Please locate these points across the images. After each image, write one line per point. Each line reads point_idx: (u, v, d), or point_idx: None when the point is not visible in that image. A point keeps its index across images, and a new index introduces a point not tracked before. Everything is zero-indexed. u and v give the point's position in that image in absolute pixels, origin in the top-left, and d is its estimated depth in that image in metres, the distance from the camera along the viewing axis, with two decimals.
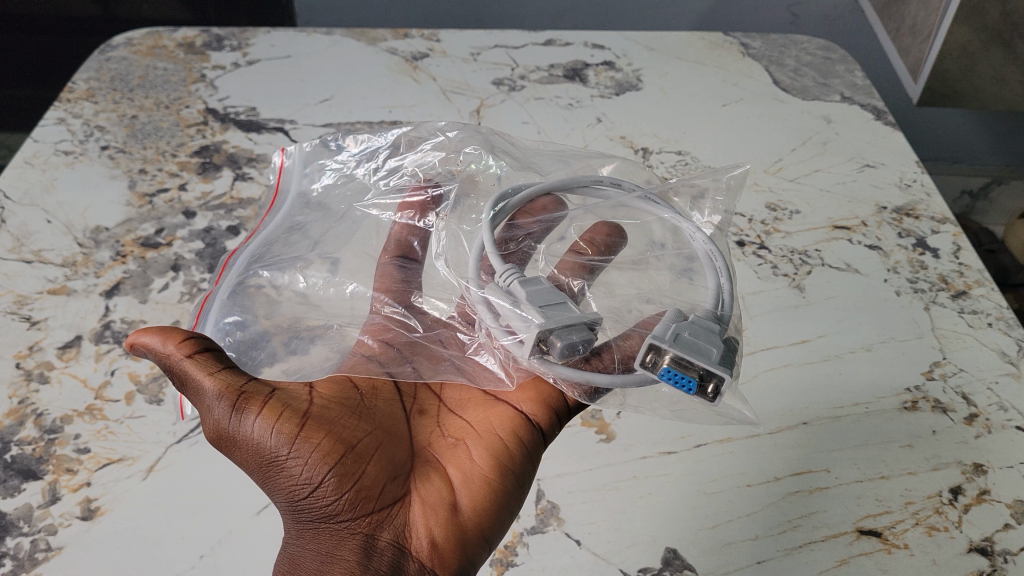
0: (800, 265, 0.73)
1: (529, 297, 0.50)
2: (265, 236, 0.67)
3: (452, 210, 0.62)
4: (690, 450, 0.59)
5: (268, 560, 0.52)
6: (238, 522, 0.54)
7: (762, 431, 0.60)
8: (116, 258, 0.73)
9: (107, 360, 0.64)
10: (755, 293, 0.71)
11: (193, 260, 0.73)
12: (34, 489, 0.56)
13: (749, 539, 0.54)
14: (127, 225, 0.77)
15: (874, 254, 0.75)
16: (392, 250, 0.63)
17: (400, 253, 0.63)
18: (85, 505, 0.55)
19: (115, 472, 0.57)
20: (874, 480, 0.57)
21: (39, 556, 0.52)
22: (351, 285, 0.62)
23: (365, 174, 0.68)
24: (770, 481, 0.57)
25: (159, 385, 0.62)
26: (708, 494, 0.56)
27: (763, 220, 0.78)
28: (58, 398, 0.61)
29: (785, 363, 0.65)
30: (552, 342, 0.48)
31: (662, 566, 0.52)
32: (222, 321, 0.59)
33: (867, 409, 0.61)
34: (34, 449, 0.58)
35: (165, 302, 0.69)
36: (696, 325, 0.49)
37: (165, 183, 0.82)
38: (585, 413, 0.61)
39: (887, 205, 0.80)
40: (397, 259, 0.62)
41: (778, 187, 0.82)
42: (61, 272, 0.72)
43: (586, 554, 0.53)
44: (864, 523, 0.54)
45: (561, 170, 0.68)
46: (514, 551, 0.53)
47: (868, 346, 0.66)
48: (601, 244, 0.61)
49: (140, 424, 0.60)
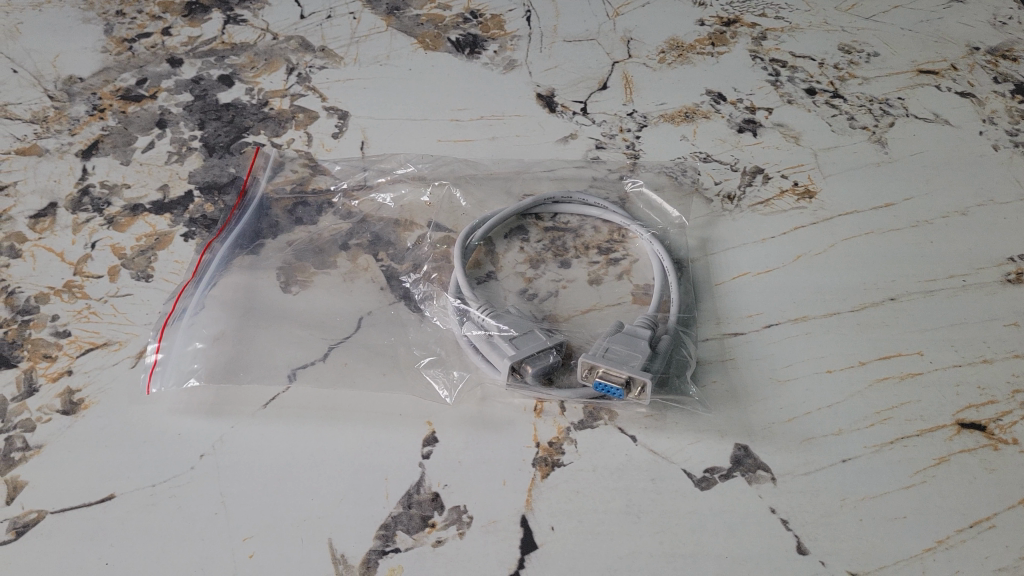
0: (880, 116, 0.64)
1: (496, 348, 0.48)
2: (236, 234, 0.56)
3: (473, 230, 0.55)
4: (758, 331, 0.50)
5: (275, 462, 0.44)
6: (242, 417, 0.46)
7: (842, 309, 0.52)
8: (92, 113, 0.64)
9: (87, 231, 0.56)
10: (829, 148, 0.62)
11: (182, 114, 0.64)
12: (9, 378, 0.48)
13: (831, 434, 0.45)
14: (104, 75, 0.67)
15: (966, 102, 0.65)
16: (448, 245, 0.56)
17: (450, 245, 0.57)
18: (66, 398, 0.47)
19: (99, 359, 0.49)
20: (974, 365, 0.49)
21: (15, 455, 0.45)
22: (375, 231, 0.57)
23: (411, 176, 0.61)
24: (853, 367, 0.49)
25: (147, 260, 0.54)
26: (782, 382, 0.48)
27: (837, 65, 0.68)
28: (32, 273, 0.53)
29: (868, 231, 0.56)
30: (527, 367, 0.47)
31: (731, 467, 0.44)
32: (192, 345, 0.49)
33: (964, 282, 0.53)
34: (6, 332, 0.50)
35: (151, 163, 0.61)
36: (607, 374, 0.45)
37: (147, 26, 0.72)
38: (637, 290, 0.53)
39: (980, 45, 0.70)
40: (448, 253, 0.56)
41: (852, 26, 0.72)
42: (31, 129, 0.63)
43: (643, 453, 0.45)
44: (964, 416, 0.46)
45: (596, 166, 0.61)
46: (560, 450, 0.45)
47: (962, 210, 0.57)
48: (609, 261, 0.55)
49: (127, 303, 0.52)
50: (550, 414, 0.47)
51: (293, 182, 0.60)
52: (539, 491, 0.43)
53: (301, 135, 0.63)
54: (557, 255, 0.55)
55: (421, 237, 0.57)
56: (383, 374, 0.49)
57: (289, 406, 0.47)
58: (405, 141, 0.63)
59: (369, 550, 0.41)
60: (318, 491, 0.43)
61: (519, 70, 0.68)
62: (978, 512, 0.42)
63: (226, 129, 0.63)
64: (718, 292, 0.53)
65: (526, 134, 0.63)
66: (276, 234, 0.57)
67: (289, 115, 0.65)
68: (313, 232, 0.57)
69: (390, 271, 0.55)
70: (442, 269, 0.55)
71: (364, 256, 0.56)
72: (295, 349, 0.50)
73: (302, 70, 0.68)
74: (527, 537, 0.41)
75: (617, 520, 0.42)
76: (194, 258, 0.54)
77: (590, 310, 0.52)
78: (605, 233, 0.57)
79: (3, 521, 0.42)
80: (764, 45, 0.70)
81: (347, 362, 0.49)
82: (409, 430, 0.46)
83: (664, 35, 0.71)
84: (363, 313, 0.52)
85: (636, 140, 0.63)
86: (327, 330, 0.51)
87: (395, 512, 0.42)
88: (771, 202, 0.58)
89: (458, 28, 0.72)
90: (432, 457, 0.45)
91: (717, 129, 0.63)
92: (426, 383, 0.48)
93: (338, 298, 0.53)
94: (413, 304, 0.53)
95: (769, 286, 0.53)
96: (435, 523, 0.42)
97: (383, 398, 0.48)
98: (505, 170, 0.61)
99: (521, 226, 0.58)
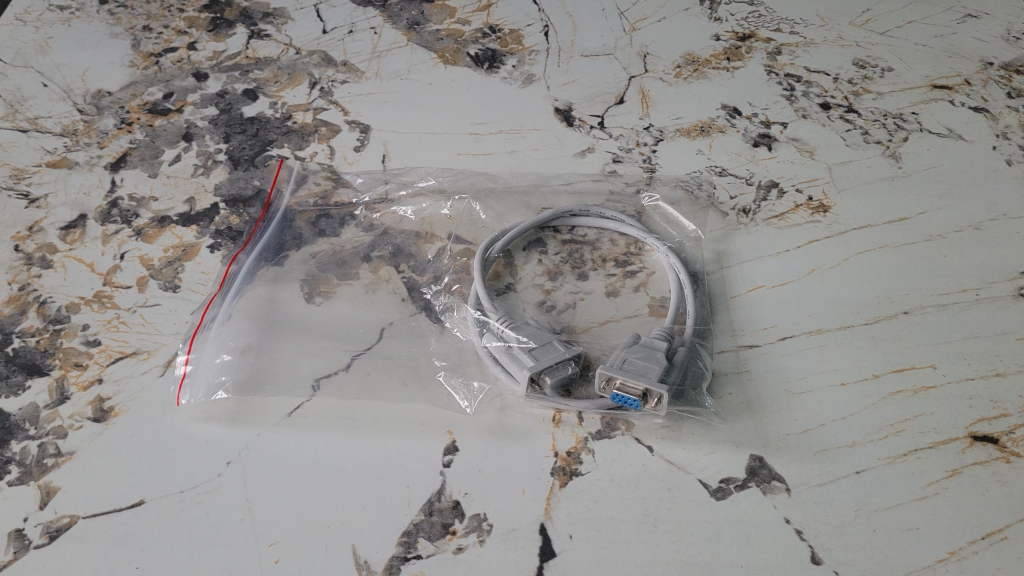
0: (894, 130, 0.65)
1: (516, 359, 0.49)
2: (261, 246, 0.58)
3: (492, 242, 0.57)
4: (773, 344, 0.51)
5: (300, 471, 0.45)
6: (267, 425, 0.48)
7: (856, 322, 0.52)
8: (120, 127, 0.66)
9: (116, 243, 0.57)
10: (844, 163, 0.63)
11: (207, 128, 0.66)
12: (41, 386, 0.49)
13: (845, 446, 0.46)
14: (132, 89, 0.69)
15: (979, 117, 0.66)
16: (468, 257, 0.58)
17: (469, 257, 0.58)
18: (97, 405, 0.49)
19: (129, 367, 0.50)
20: (986, 378, 0.49)
21: (48, 462, 0.46)
22: (396, 243, 0.58)
23: (431, 189, 0.62)
24: (867, 380, 0.49)
25: (174, 270, 0.56)
26: (797, 393, 0.49)
27: (851, 80, 0.69)
28: (63, 284, 0.55)
29: (882, 245, 0.57)
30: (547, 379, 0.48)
31: (747, 477, 0.45)
32: (220, 357, 0.51)
33: (977, 296, 0.54)
34: (39, 341, 0.52)
35: (178, 176, 0.62)
36: (624, 387, 0.46)
37: (173, 41, 0.73)
38: (654, 303, 0.54)
39: (993, 61, 0.71)
40: (468, 265, 0.57)
41: (867, 41, 0.73)
42: (61, 142, 0.65)
43: (660, 463, 0.46)
44: (977, 428, 0.47)
45: (613, 180, 0.62)
46: (577, 460, 0.46)
47: (976, 225, 0.58)
48: (626, 273, 0.56)
49: (155, 313, 0.53)
50: (568, 425, 0.48)
51: (317, 195, 0.62)
52: (558, 499, 0.44)
53: (323, 148, 0.64)
54: (575, 267, 0.56)
55: (441, 250, 0.58)
56: (405, 384, 0.50)
57: (312, 415, 0.48)
58: (425, 154, 0.64)
59: (392, 556, 0.42)
60: (341, 499, 0.44)
61: (538, 84, 0.69)
62: (990, 523, 0.43)
63: (251, 142, 0.65)
64: (733, 304, 0.54)
65: (544, 147, 0.64)
66: (300, 246, 0.58)
67: (312, 129, 0.66)
68: (336, 244, 0.58)
69: (411, 283, 0.56)
70: (462, 281, 0.56)
71: (385, 268, 0.57)
72: (320, 360, 0.51)
73: (324, 85, 0.69)
74: (545, 545, 0.42)
75: (634, 529, 0.43)
76: (220, 269, 0.56)
77: (607, 322, 0.53)
78: (622, 246, 0.58)
79: (36, 526, 0.43)
80: (779, 60, 0.71)
81: (369, 372, 0.50)
82: (431, 439, 0.47)
83: (680, 49, 0.72)
84: (385, 324, 0.53)
85: (652, 154, 0.64)
86: (350, 341, 0.52)
87: (417, 519, 0.43)
88: (785, 216, 0.59)
89: (477, 43, 0.73)
90: (452, 466, 0.46)
91: (733, 143, 0.64)
92: (447, 393, 0.49)
93: (360, 309, 0.54)
94: (434, 315, 0.54)
95: (784, 299, 0.54)
96: (455, 531, 0.43)
97: (404, 407, 0.49)
98: (523, 183, 0.62)
99: (539, 238, 0.59)
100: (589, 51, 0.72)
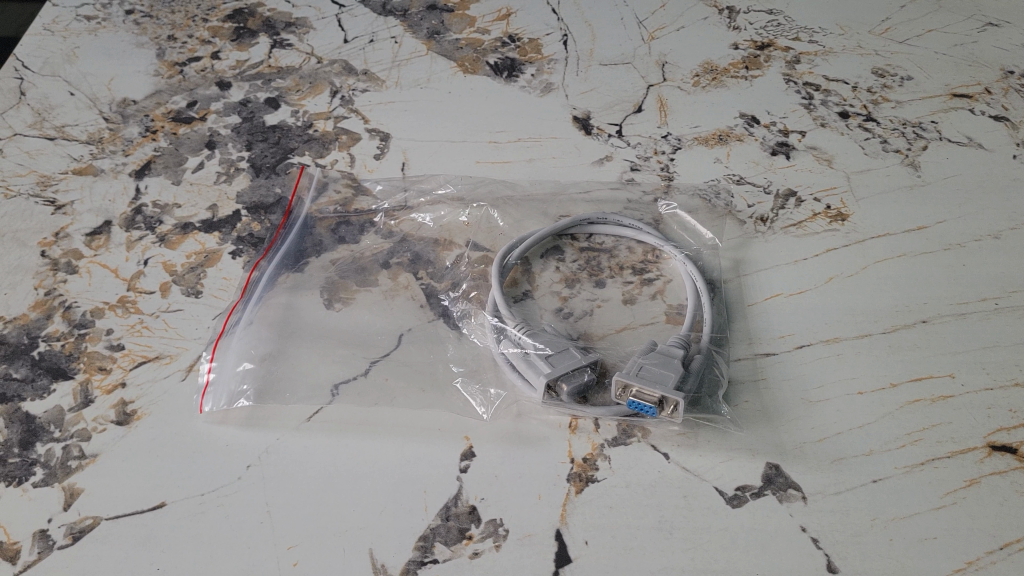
0: (914, 139, 0.65)
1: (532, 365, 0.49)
2: (282, 253, 0.58)
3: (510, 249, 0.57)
4: (789, 351, 0.51)
5: (320, 476, 0.46)
6: (286, 430, 0.48)
7: (873, 331, 0.52)
8: (145, 135, 0.67)
9: (140, 249, 0.58)
10: (862, 171, 0.63)
11: (230, 136, 0.66)
12: (66, 390, 0.50)
13: (862, 454, 0.46)
14: (156, 98, 0.70)
15: (1000, 126, 0.66)
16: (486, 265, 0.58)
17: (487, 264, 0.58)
18: (120, 409, 0.49)
19: (151, 372, 0.51)
20: (1006, 388, 0.49)
21: (72, 464, 0.47)
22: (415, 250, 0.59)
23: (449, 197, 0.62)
24: (885, 389, 0.49)
25: (196, 277, 0.56)
26: (814, 402, 0.49)
27: (870, 88, 0.69)
28: (88, 289, 0.56)
29: (900, 254, 0.57)
30: (563, 385, 0.48)
31: (763, 485, 0.45)
32: (242, 366, 0.51)
33: (996, 306, 0.53)
34: (64, 345, 0.53)
35: (200, 183, 0.63)
36: (640, 394, 0.46)
37: (197, 50, 0.74)
38: (670, 311, 0.54)
39: (1014, 69, 0.71)
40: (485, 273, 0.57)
41: (886, 49, 0.73)
42: (86, 150, 0.66)
43: (676, 470, 0.46)
44: (995, 438, 0.47)
45: (631, 189, 0.62)
46: (593, 466, 0.46)
47: (995, 234, 0.58)
48: (643, 280, 0.57)
49: (178, 319, 0.54)
50: (584, 431, 0.48)
51: (337, 203, 0.62)
52: (574, 505, 0.44)
53: (344, 156, 0.65)
54: (592, 275, 0.57)
55: (459, 257, 0.59)
56: (422, 390, 0.50)
57: (332, 421, 0.49)
58: (445, 162, 0.65)
59: (409, 561, 0.42)
60: (360, 503, 0.45)
61: (556, 93, 0.70)
62: (1008, 533, 0.43)
63: (273, 150, 0.65)
64: (750, 312, 0.54)
65: (562, 156, 0.65)
66: (320, 253, 0.59)
67: (333, 137, 0.67)
68: (355, 251, 0.59)
69: (430, 289, 0.56)
70: (480, 286, 0.56)
71: (404, 274, 0.57)
72: (338, 366, 0.51)
73: (345, 93, 0.70)
74: (561, 551, 0.43)
75: (650, 536, 0.43)
76: (242, 276, 0.56)
77: (624, 329, 0.53)
78: (639, 253, 0.58)
79: (60, 527, 0.44)
80: (798, 68, 0.71)
81: (387, 378, 0.51)
82: (448, 446, 0.47)
83: (698, 58, 0.73)
84: (403, 330, 0.54)
85: (670, 162, 0.64)
86: (368, 347, 0.53)
87: (433, 523, 0.44)
88: (803, 225, 0.59)
89: (496, 52, 0.74)
90: (469, 471, 0.46)
91: (751, 151, 0.64)
92: (464, 398, 0.50)
93: (378, 316, 0.54)
94: (451, 321, 0.55)
95: (801, 307, 0.54)
96: (472, 535, 0.43)
97: (421, 413, 0.49)
98: (542, 191, 0.62)
99: (557, 246, 0.59)
100: (607, 60, 0.73)
